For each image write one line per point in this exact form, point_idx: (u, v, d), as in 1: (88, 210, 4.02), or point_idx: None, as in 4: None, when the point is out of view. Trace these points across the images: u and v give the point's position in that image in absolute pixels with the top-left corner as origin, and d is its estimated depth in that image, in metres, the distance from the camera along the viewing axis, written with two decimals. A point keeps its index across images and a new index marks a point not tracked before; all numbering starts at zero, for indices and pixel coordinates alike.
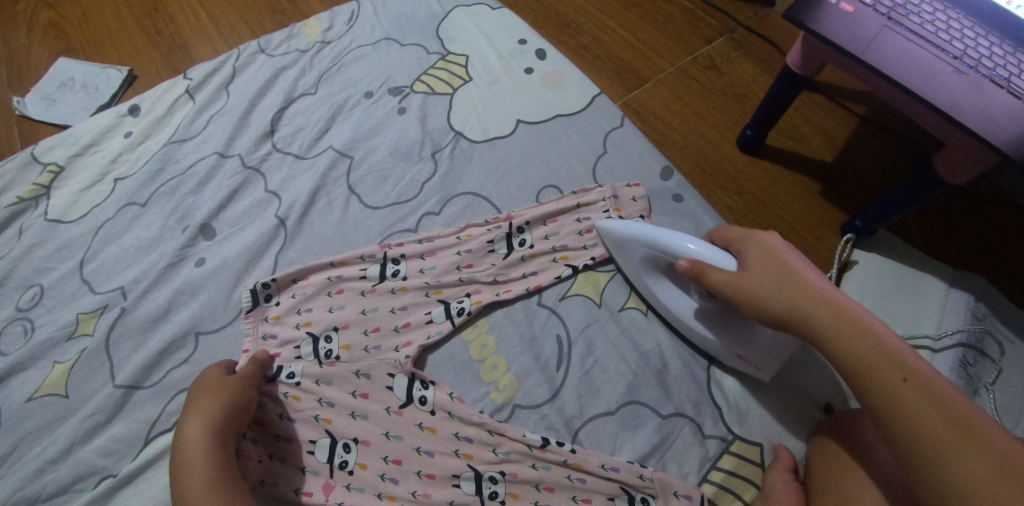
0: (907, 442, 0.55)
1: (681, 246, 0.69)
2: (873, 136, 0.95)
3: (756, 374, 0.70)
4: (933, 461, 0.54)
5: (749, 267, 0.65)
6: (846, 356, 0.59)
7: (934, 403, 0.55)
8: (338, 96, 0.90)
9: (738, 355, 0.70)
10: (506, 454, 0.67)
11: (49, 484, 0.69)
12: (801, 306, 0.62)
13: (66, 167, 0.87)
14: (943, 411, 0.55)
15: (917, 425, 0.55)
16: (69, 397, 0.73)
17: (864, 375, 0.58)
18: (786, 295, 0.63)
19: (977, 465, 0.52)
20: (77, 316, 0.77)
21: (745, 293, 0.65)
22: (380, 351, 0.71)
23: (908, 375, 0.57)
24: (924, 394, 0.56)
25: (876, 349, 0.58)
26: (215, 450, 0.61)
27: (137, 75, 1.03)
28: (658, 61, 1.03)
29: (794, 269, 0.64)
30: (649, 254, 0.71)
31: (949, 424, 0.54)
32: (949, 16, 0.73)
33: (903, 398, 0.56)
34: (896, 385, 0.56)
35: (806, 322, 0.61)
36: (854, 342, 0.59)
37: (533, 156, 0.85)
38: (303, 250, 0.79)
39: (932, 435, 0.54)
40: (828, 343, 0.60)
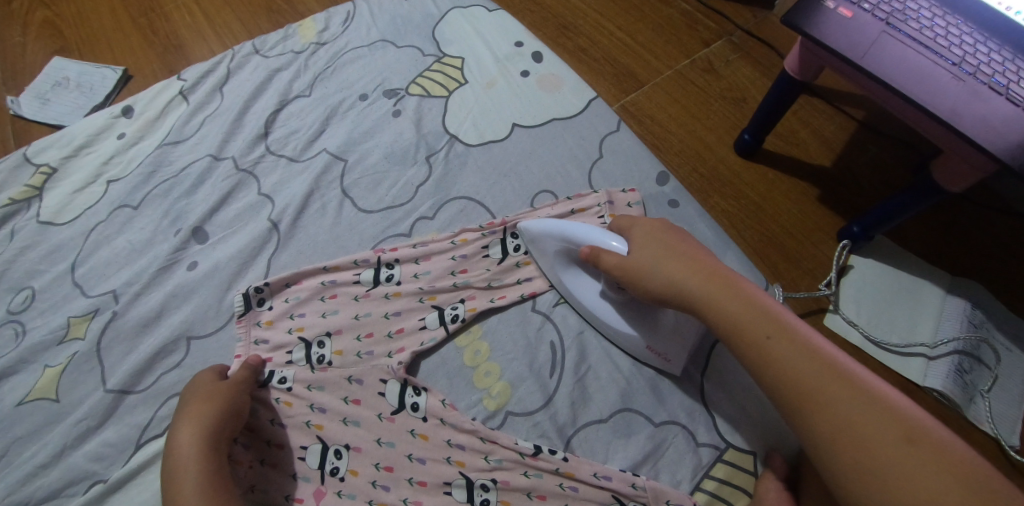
0: (822, 430, 0.55)
1: (581, 231, 0.69)
2: (872, 142, 0.95)
3: (666, 366, 0.71)
4: (876, 470, 0.52)
5: (636, 253, 0.66)
6: (777, 367, 0.57)
7: (870, 404, 0.54)
8: (332, 98, 0.89)
9: (648, 345, 0.70)
10: (498, 461, 0.67)
11: (39, 489, 0.68)
12: (728, 313, 0.60)
13: (59, 168, 0.86)
14: (880, 414, 0.54)
15: (856, 432, 0.54)
16: (61, 401, 0.73)
17: (796, 386, 0.56)
18: (713, 301, 0.61)
19: (921, 468, 0.51)
20: (69, 319, 0.77)
21: (669, 297, 0.63)
22: (372, 356, 0.71)
23: (841, 379, 0.55)
24: (796, 351, 0.57)
25: (752, 313, 0.59)
26: (207, 456, 0.61)
27: (132, 75, 1.02)
28: (656, 63, 1.02)
29: (715, 271, 0.63)
30: (557, 245, 0.72)
31: (886, 427, 0.53)
32: (949, 22, 0.72)
33: (840, 404, 0.55)
34: (831, 391, 0.55)
35: (734, 330, 0.59)
36: (784, 350, 0.57)
37: (529, 161, 0.84)
38: (296, 254, 0.79)
39: (873, 441, 0.53)
40: (706, 312, 0.61)
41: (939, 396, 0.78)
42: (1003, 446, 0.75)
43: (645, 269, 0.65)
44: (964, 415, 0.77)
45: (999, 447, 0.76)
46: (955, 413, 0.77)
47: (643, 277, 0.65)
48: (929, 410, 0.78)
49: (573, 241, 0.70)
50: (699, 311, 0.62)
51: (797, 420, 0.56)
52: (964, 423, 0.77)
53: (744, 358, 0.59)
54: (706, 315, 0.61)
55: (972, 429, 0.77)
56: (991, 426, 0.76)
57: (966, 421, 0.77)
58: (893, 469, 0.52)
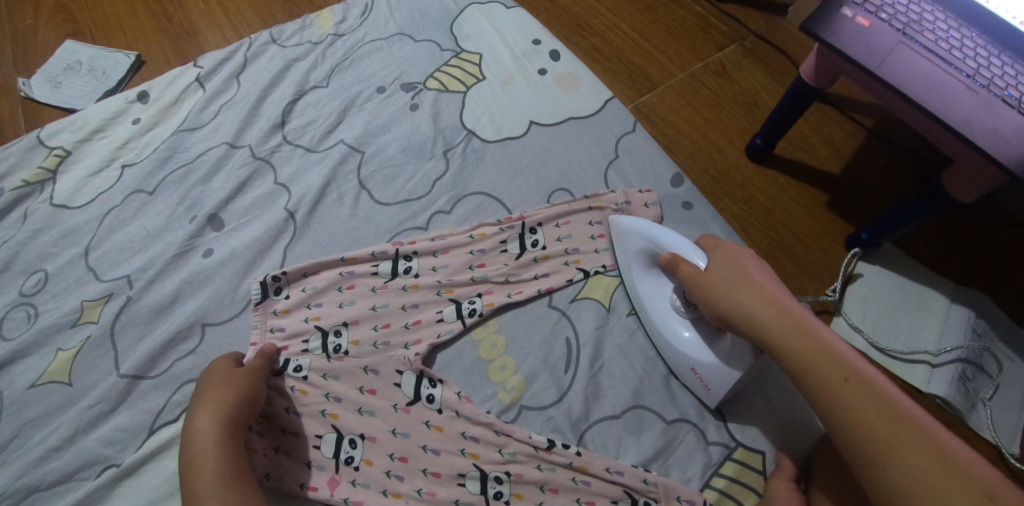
0: (881, 469, 0.55)
1: (673, 239, 0.72)
2: (880, 150, 0.96)
3: (705, 394, 0.70)
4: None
5: (718, 271, 0.68)
6: (840, 404, 0.57)
7: (949, 464, 0.53)
8: (350, 89, 0.90)
9: (694, 366, 0.70)
10: (511, 455, 0.68)
11: (50, 472, 0.68)
12: (800, 350, 0.60)
13: (73, 151, 0.86)
14: (945, 466, 0.53)
15: (931, 491, 0.52)
16: (73, 385, 0.72)
17: (871, 438, 0.55)
18: (779, 331, 0.62)
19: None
20: (82, 303, 0.76)
21: (741, 325, 0.64)
22: (389, 347, 0.72)
23: (921, 436, 0.55)
24: (862, 390, 0.57)
25: (819, 348, 0.60)
26: (226, 444, 0.61)
27: (145, 61, 1.02)
28: (670, 66, 1.03)
29: (795, 311, 0.63)
30: (645, 247, 0.74)
31: (963, 490, 0.52)
32: (963, 34, 0.73)
33: (920, 462, 0.54)
34: (909, 447, 0.54)
35: (810, 373, 0.59)
36: (862, 400, 0.57)
37: (545, 158, 0.85)
38: (312, 244, 0.79)
39: (950, 501, 0.52)
40: (771, 340, 0.62)
41: (942, 403, 0.79)
42: (1003, 453, 0.77)
43: (722, 293, 0.66)
44: (966, 423, 0.79)
45: (999, 454, 0.78)
46: (958, 420, 0.79)
47: (719, 302, 0.66)
48: (932, 416, 0.80)
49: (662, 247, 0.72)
50: (772, 346, 0.62)
51: (869, 472, 0.55)
52: (966, 431, 0.79)
53: (817, 402, 0.59)
54: (781, 354, 0.61)
55: (972, 435, 0.78)
56: (992, 433, 0.78)
57: (967, 427, 0.79)
58: None
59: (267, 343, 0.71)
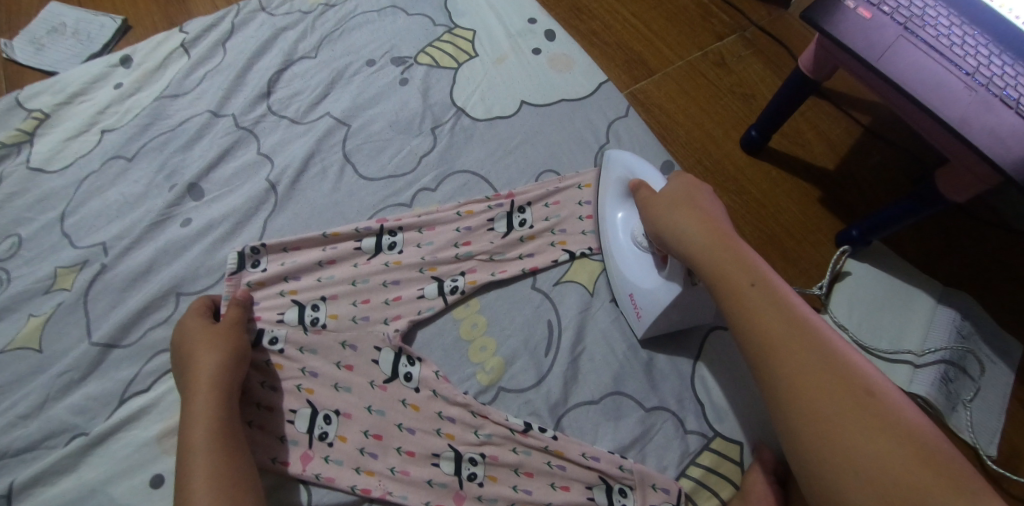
0: (774, 373, 0.55)
1: (653, 176, 0.74)
2: (875, 148, 0.95)
3: (635, 321, 0.72)
4: (831, 434, 0.52)
5: (666, 192, 0.68)
6: (746, 310, 0.58)
7: (844, 373, 0.54)
8: (339, 61, 0.88)
9: (632, 291, 0.72)
10: (487, 436, 0.67)
11: (17, 439, 0.67)
12: (718, 260, 0.61)
13: (52, 114, 0.84)
14: (835, 375, 0.53)
15: (820, 396, 0.53)
16: (43, 352, 0.71)
17: (769, 343, 0.56)
18: (702, 245, 0.62)
19: (869, 437, 0.51)
20: (56, 270, 0.75)
21: (672, 239, 0.65)
22: (368, 322, 0.70)
23: (820, 346, 0.55)
24: (769, 300, 0.58)
25: (736, 259, 0.60)
26: (226, 375, 0.63)
27: (131, 26, 1.00)
28: (667, 53, 1.02)
29: (721, 228, 0.63)
30: (624, 178, 0.75)
31: (850, 399, 0.52)
32: (965, 31, 0.72)
33: (813, 369, 0.54)
34: (806, 356, 0.55)
35: (724, 282, 0.60)
36: (768, 310, 0.57)
37: (535, 140, 0.83)
38: (293, 217, 0.78)
39: (835, 406, 0.52)
40: (693, 252, 0.63)
41: (923, 403, 0.78)
42: (980, 455, 0.76)
43: (662, 214, 0.67)
44: (945, 423, 0.78)
45: (977, 457, 0.77)
46: (937, 419, 0.78)
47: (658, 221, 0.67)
48: None
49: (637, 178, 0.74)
50: (694, 259, 0.63)
51: (767, 377, 0.56)
52: (945, 431, 0.78)
53: (726, 311, 0.59)
54: (700, 266, 0.62)
55: (951, 437, 0.77)
56: (971, 435, 0.77)
57: (946, 428, 0.78)
58: (831, 420, 0.52)
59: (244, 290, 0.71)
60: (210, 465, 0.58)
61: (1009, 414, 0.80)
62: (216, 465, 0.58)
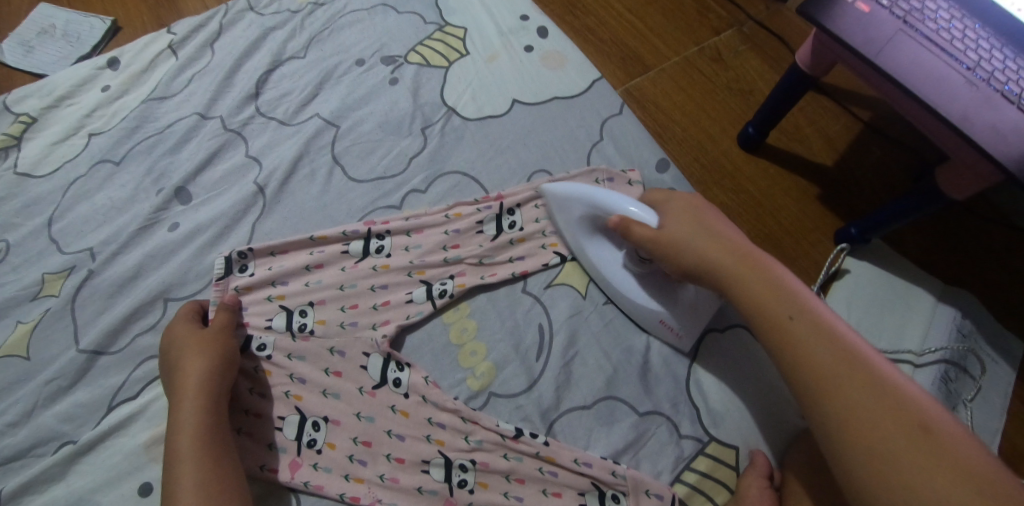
0: (824, 403, 0.55)
1: (614, 201, 0.69)
2: (875, 144, 0.94)
3: (675, 342, 0.72)
4: (892, 474, 0.51)
5: (674, 218, 0.67)
6: (792, 345, 0.58)
7: (900, 407, 0.53)
8: (328, 61, 0.87)
9: (661, 317, 0.71)
10: (478, 442, 0.66)
11: (4, 448, 0.66)
12: (756, 291, 0.60)
13: (39, 118, 0.83)
14: (887, 402, 0.53)
15: (876, 433, 0.52)
16: (30, 359, 0.70)
17: (817, 374, 0.56)
18: (736, 277, 0.62)
19: (930, 466, 0.50)
20: (43, 276, 0.74)
21: (701, 269, 0.64)
22: (356, 328, 0.69)
23: (871, 378, 0.54)
24: (812, 329, 0.57)
25: (775, 288, 0.60)
26: (213, 380, 0.62)
27: (121, 27, 0.99)
28: (664, 49, 1.00)
29: (753, 257, 0.63)
30: (588, 212, 0.71)
31: (903, 426, 0.52)
32: (966, 25, 0.70)
33: (867, 405, 0.53)
34: (859, 390, 0.54)
35: (763, 316, 0.60)
36: (813, 339, 0.57)
37: (527, 139, 0.82)
38: (281, 220, 0.77)
39: (895, 445, 0.51)
40: (727, 283, 0.62)
41: None
42: None
43: (679, 244, 0.65)
44: None
45: None
46: None
47: (676, 251, 0.65)
48: None
49: (602, 209, 0.70)
50: (730, 292, 0.62)
51: (818, 416, 0.55)
52: None
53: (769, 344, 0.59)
54: (738, 299, 0.62)
55: None
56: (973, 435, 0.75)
57: None
58: (891, 450, 0.51)
59: (232, 296, 0.70)
60: (195, 474, 0.58)
61: (1010, 414, 0.78)
62: (201, 472, 0.58)
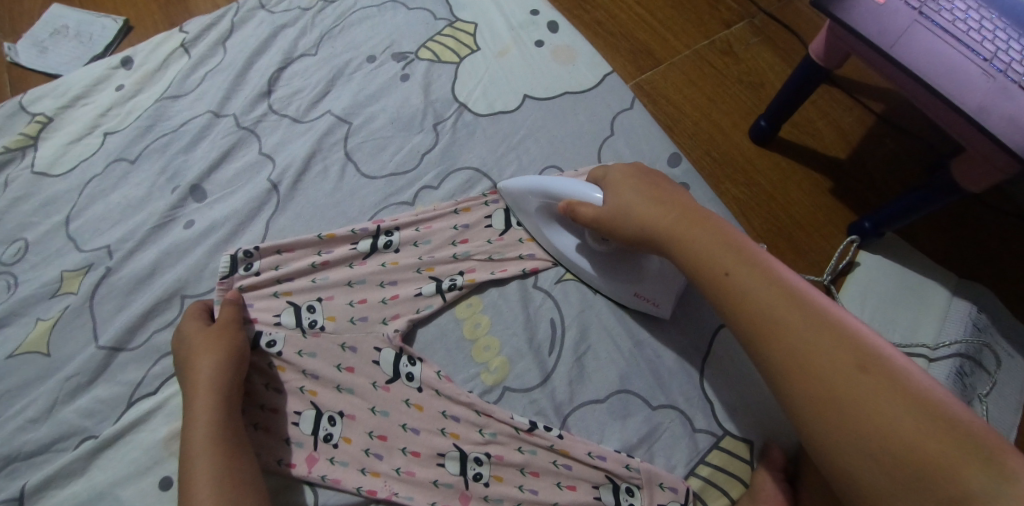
0: (770, 351, 0.55)
1: (559, 187, 0.69)
2: (889, 137, 0.93)
3: (655, 312, 0.72)
4: (853, 417, 0.50)
5: (617, 187, 0.67)
6: (736, 297, 0.57)
7: (850, 345, 0.53)
8: (339, 58, 0.87)
9: (636, 290, 0.71)
10: (492, 435, 0.66)
11: (27, 443, 0.67)
12: (698, 246, 0.60)
13: (55, 118, 0.84)
14: (830, 343, 0.53)
15: (831, 378, 0.52)
16: (51, 356, 0.71)
17: (761, 323, 0.55)
18: (680, 235, 0.61)
19: (876, 399, 0.50)
20: (62, 274, 0.75)
21: (646, 232, 0.64)
22: (366, 322, 0.70)
23: (816, 318, 0.54)
24: (753, 279, 0.57)
25: (717, 242, 0.60)
26: (223, 376, 0.63)
27: (133, 26, 1.00)
28: (674, 42, 1.00)
29: (689, 213, 0.63)
30: (540, 204, 0.71)
31: (843, 363, 0.52)
32: (982, 16, 0.70)
33: (818, 349, 0.53)
34: (807, 334, 0.54)
35: (706, 272, 0.59)
36: (757, 289, 0.56)
37: (538, 134, 0.82)
38: (295, 216, 0.77)
39: (852, 387, 0.51)
40: (670, 243, 0.62)
41: None
42: None
43: (620, 215, 0.65)
44: None
45: None
46: None
47: (620, 222, 0.65)
48: None
49: (554, 196, 0.70)
50: (674, 252, 0.62)
51: (772, 369, 0.55)
52: None
53: (714, 299, 0.59)
54: (682, 258, 0.61)
55: None
56: None
57: None
58: (835, 388, 0.51)
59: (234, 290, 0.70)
60: (210, 470, 0.58)
61: None
62: (217, 468, 0.59)
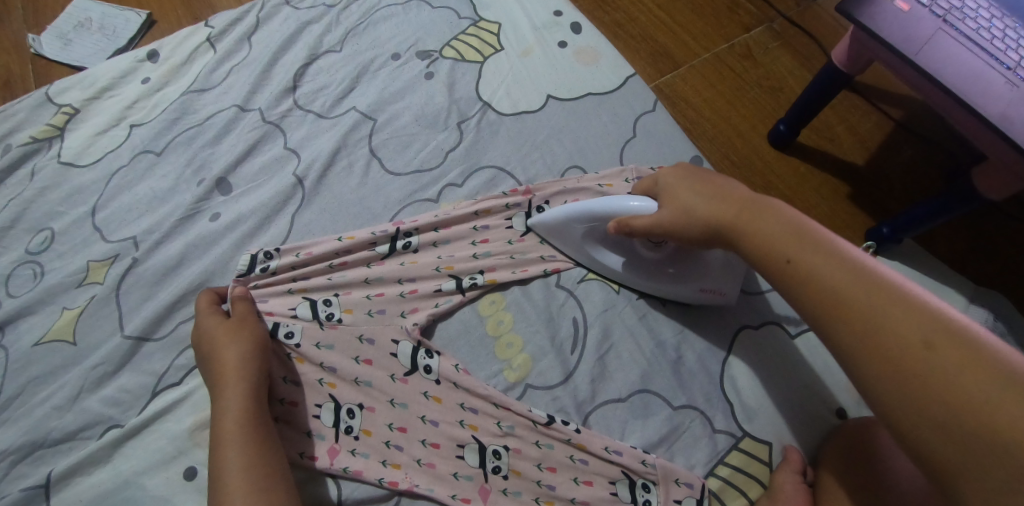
0: (838, 328, 0.53)
1: (600, 208, 0.69)
2: (906, 143, 0.94)
3: (724, 299, 0.73)
4: (933, 396, 0.48)
5: (673, 187, 0.67)
6: (802, 277, 0.56)
7: (939, 324, 0.50)
8: (364, 55, 0.88)
9: (700, 286, 0.72)
10: (510, 428, 0.67)
11: (53, 430, 0.68)
12: (758, 230, 0.60)
13: (81, 109, 0.85)
14: (902, 317, 0.51)
15: (918, 359, 0.49)
16: (77, 345, 0.72)
17: (826, 301, 0.54)
18: (740, 222, 0.61)
19: (953, 372, 0.48)
20: (88, 263, 0.76)
21: (704, 225, 0.63)
22: (385, 315, 0.70)
23: (900, 297, 0.52)
24: (816, 258, 0.56)
25: (776, 225, 0.59)
26: (250, 366, 0.64)
27: (156, 20, 1.00)
28: (693, 46, 1.01)
29: (754, 201, 0.62)
30: (584, 226, 0.71)
31: (914, 337, 0.50)
32: (1006, 25, 0.71)
33: (901, 330, 0.51)
34: (889, 314, 0.51)
35: (767, 255, 0.59)
36: (820, 267, 0.55)
37: (561, 134, 0.83)
38: (321, 211, 0.78)
39: (940, 367, 0.49)
40: (731, 229, 0.62)
41: None
42: None
43: (680, 214, 0.64)
44: None
45: None
46: None
47: (681, 222, 0.64)
48: None
49: (594, 219, 0.70)
50: (739, 241, 0.61)
51: (850, 353, 0.53)
52: None
53: (775, 282, 0.58)
54: (749, 245, 0.60)
55: None
56: None
57: None
58: (907, 363, 0.50)
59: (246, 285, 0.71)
60: (239, 458, 0.59)
61: None
62: (246, 456, 0.59)
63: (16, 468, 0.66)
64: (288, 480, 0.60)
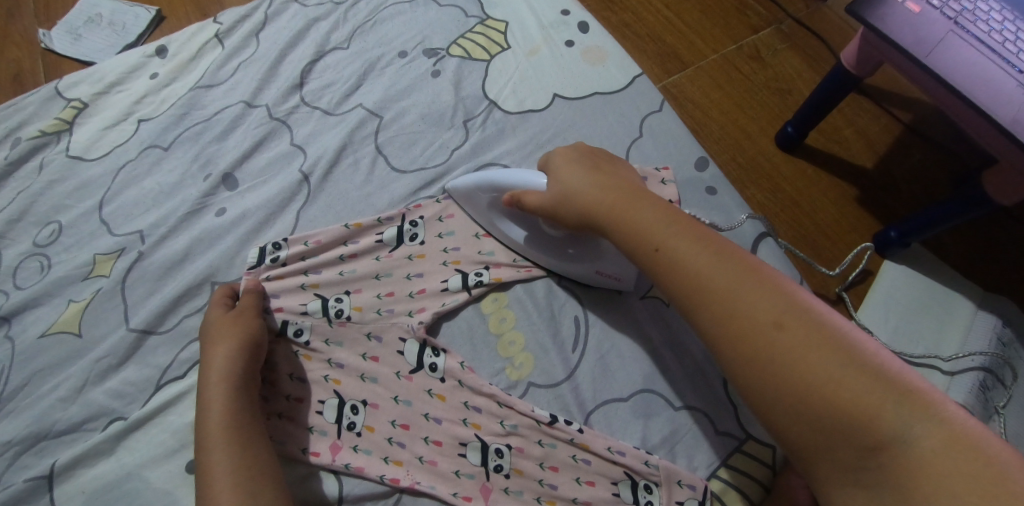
0: (703, 314, 0.55)
1: (504, 178, 0.71)
2: (916, 147, 0.93)
3: (620, 284, 0.73)
4: (787, 377, 0.51)
5: (561, 171, 0.66)
6: (671, 265, 0.57)
7: (790, 308, 0.53)
8: (371, 52, 0.88)
9: (596, 269, 0.72)
10: (513, 427, 0.67)
11: (58, 422, 0.68)
12: (634, 219, 0.60)
13: (90, 104, 0.85)
14: (758, 302, 0.54)
15: (771, 345, 0.52)
16: (82, 337, 0.72)
17: (693, 289, 0.56)
18: (617, 212, 0.61)
19: (804, 353, 0.51)
20: (94, 257, 0.76)
21: (585, 212, 0.64)
22: (392, 314, 0.71)
23: (754, 283, 0.55)
24: (680, 247, 0.57)
25: (648, 214, 0.60)
26: (237, 366, 0.63)
27: (165, 16, 1.01)
28: (701, 46, 1.00)
29: (627, 189, 0.63)
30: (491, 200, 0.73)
31: (767, 320, 0.53)
32: (1019, 27, 0.70)
33: (755, 316, 0.53)
34: (744, 299, 0.54)
35: (637, 244, 0.59)
36: (686, 256, 0.57)
37: (567, 133, 0.83)
38: (325, 207, 0.78)
39: (788, 348, 0.52)
40: (609, 220, 0.62)
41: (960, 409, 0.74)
42: None
43: (566, 201, 0.65)
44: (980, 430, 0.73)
45: None
46: None
47: (572, 211, 0.64)
48: None
49: (502, 188, 0.71)
50: (614, 229, 0.61)
51: (713, 343, 0.55)
52: None
53: (643, 268, 0.60)
54: (623, 237, 0.61)
55: None
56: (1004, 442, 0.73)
57: None
58: (761, 346, 0.52)
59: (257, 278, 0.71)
60: (227, 459, 0.59)
61: None
62: (231, 458, 0.59)
63: (21, 459, 0.67)
64: (278, 483, 0.60)
